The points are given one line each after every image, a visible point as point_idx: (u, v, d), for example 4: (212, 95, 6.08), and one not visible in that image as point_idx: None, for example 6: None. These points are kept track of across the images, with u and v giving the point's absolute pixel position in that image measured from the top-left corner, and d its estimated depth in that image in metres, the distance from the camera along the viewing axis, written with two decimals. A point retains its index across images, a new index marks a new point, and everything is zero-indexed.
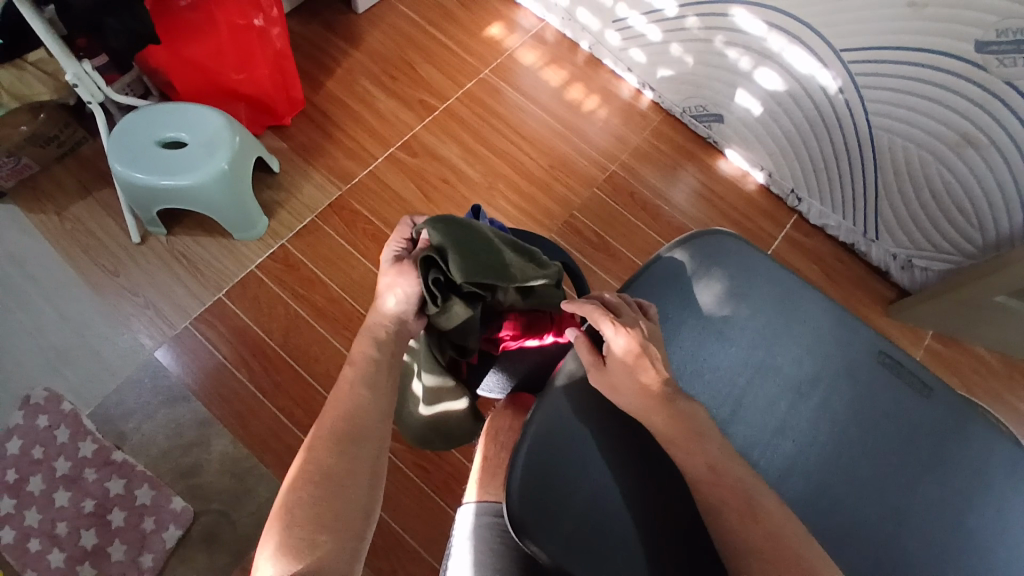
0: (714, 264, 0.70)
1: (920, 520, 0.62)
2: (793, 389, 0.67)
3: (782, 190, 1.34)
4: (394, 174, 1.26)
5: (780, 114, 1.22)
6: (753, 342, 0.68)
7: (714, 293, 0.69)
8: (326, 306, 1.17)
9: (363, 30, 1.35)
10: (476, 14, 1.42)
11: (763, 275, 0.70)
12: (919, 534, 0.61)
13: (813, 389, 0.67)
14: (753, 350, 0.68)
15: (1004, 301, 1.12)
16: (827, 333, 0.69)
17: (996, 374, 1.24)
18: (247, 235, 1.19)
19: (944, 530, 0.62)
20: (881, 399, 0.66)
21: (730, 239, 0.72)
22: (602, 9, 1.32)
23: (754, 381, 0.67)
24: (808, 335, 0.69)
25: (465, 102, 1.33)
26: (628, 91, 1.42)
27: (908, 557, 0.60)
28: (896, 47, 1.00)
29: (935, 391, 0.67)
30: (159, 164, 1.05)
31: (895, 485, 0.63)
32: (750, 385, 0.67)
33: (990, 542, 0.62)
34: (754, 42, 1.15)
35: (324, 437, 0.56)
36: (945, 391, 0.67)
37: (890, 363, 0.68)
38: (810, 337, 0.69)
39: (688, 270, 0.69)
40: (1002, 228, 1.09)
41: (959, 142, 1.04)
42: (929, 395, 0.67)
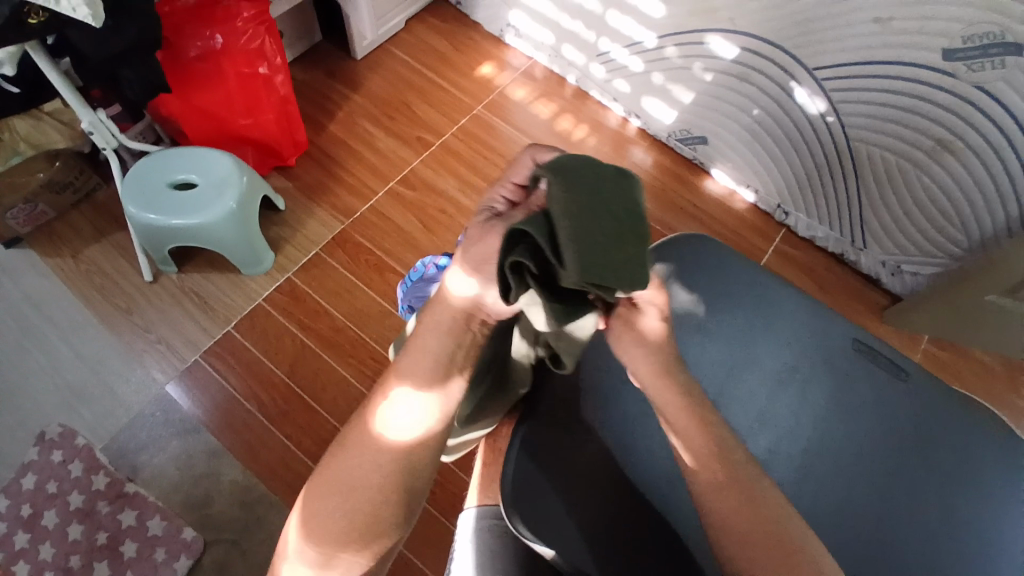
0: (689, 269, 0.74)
1: (903, 495, 0.65)
2: (774, 380, 0.71)
3: (769, 205, 1.38)
4: (394, 207, 1.31)
5: (760, 133, 1.28)
6: (735, 336, 0.73)
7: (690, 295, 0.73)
8: (331, 335, 1.21)
9: (363, 75, 1.44)
10: (468, 56, 1.50)
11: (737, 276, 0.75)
12: (904, 507, 0.65)
13: (792, 377, 0.71)
14: (734, 343, 0.72)
15: (996, 300, 1.14)
16: (803, 325, 0.73)
17: (995, 376, 1.26)
18: (254, 270, 1.24)
19: (927, 503, 0.65)
20: (858, 386, 0.70)
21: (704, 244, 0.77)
22: (586, 45, 1.40)
23: (736, 372, 0.72)
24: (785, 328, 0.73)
25: (460, 137, 1.40)
26: (615, 120, 1.48)
27: (897, 531, 0.64)
28: (866, 61, 1.06)
29: (911, 373, 0.70)
30: (172, 205, 1.12)
31: (877, 463, 0.67)
32: (733, 376, 0.71)
33: (978, 517, 0.64)
34: (730, 66, 1.22)
35: (365, 468, 0.51)
36: (920, 373, 0.71)
37: (865, 350, 0.72)
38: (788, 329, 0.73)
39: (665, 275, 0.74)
40: (987, 228, 1.12)
41: (936, 148, 1.08)
42: (906, 377, 0.70)
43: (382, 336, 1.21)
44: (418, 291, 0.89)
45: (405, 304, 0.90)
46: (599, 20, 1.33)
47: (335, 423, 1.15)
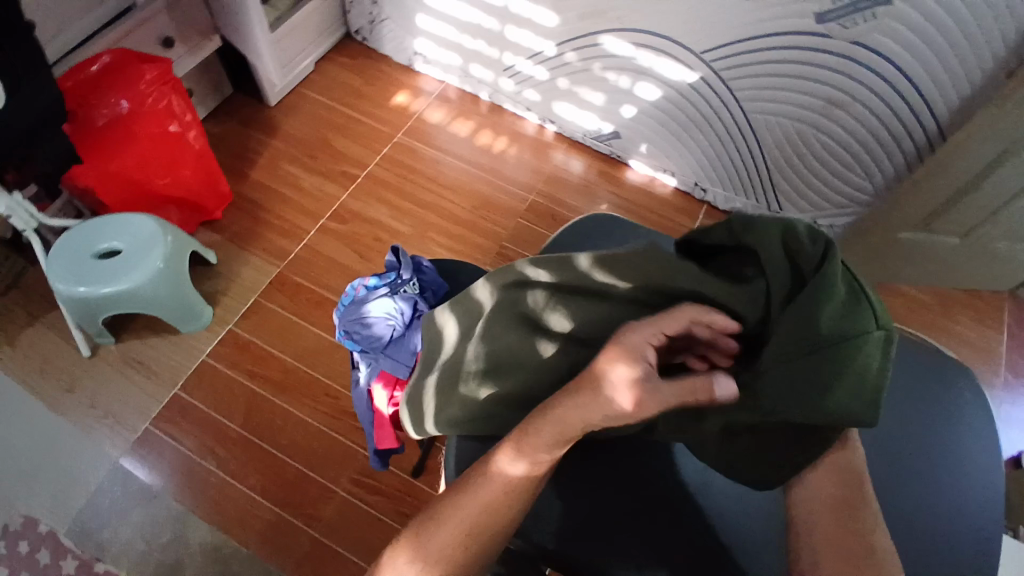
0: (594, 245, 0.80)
1: None
2: None
3: (686, 185, 1.45)
4: (329, 243, 1.32)
5: (666, 119, 1.34)
6: None
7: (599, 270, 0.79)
8: (281, 378, 1.20)
9: (280, 121, 1.46)
10: (381, 88, 1.54)
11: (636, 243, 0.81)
12: None
13: None
14: None
15: (909, 236, 1.23)
16: None
17: (923, 307, 1.33)
18: (194, 326, 1.23)
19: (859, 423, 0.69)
20: None
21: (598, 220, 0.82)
22: (491, 61, 1.45)
23: None
24: None
25: (385, 165, 1.42)
26: (532, 128, 1.53)
27: None
28: (748, 37, 1.12)
29: None
30: (98, 274, 1.10)
31: None
32: None
33: (897, 428, 0.69)
34: (626, 61, 1.28)
35: (465, 526, 0.51)
36: None
37: None
38: None
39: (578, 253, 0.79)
40: (886, 172, 1.20)
41: (827, 106, 1.16)
42: None
43: (333, 370, 1.21)
44: (354, 314, 0.88)
45: (342, 330, 0.88)
46: (498, 36, 1.39)
47: (298, 464, 1.14)
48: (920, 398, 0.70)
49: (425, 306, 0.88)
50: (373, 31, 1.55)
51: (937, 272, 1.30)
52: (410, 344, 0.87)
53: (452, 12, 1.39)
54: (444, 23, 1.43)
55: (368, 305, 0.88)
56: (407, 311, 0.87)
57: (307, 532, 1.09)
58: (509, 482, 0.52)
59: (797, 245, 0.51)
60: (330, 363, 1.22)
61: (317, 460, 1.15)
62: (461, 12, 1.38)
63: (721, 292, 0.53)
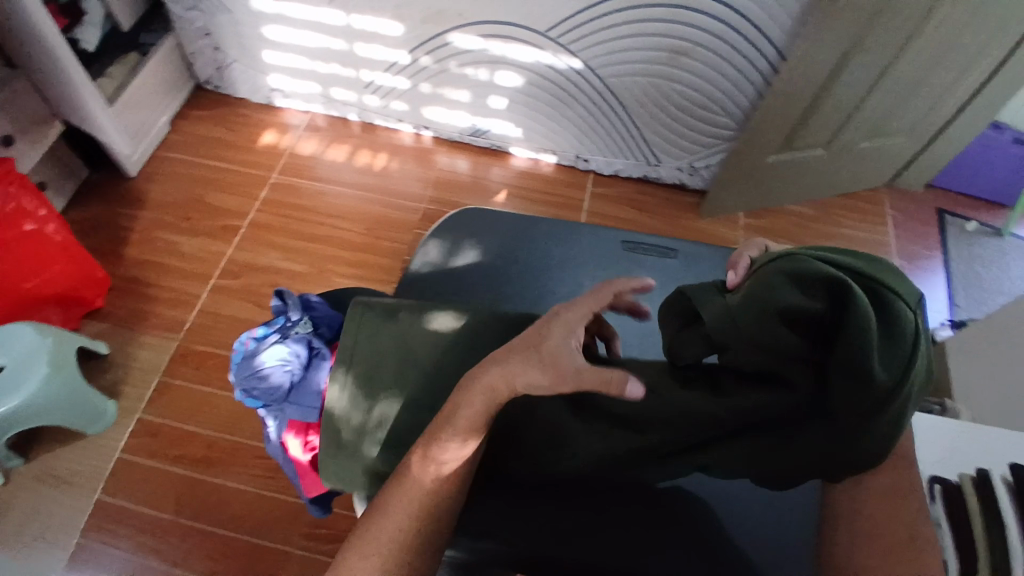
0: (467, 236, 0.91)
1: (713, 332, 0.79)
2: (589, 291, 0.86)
3: (569, 159, 1.48)
4: (226, 302, 1.27)
5: (533, 101, 1.36)
6: (537, 267, 0.88)
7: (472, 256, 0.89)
8: (206, 452, 1.15)
9: (147, 190, 1.39)
10: (246, 132, 1.49)
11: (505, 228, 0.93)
12: None
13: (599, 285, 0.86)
14: (540, 272, 0.88)
15: (776, 159, 1.28)
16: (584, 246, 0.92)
17: (811, 220, 1.40)
18: (103, 424, 1.16)
19: None
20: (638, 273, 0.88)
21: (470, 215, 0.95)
22: (350, 82, 1.43)
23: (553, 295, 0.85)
24: (572, 249, 0.91)
25: (267, 210, 1.38)
26: (409, 137, 1.52)
27: None
28: (584, 8, 1.15)
29: (672, 250, 0.91)
30: None
31: None
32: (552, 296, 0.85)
33: None
34: (479, 55, 1.29)
35: (399, 519, 0.56)
36: (675, 245, 0.93)
37: (630, 246, 0.92)
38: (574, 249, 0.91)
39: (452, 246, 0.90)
40: (742, 104, 1.26)
41: (673, 56, 1.20)
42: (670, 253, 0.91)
43: (259, 430, 1.17)
44: (247, 369, 0.86)
45: (241, 389, 0.86)
46: (350, 55, 1.37)
47: (243, 535, 1.09)
48: None
49: (320, 343, 0.88)
50: (224, 77, 1.50)
51: (812, 185, 1.37)
52: (312, 384, 0.85)
53: (297, 42, 1.36)
54: (293, 54, 1.39)
55: (260, 356, 0.86)
56: (301, 352, 0.86)
57: None
58: (441, 475, 0.57)
59: (793, 292, 0.50)
60: (254, 423, 1.18)
61: (262, 525, 1.11)
62: (307, 40, 1.35)
63: (778, 333, 0.51)
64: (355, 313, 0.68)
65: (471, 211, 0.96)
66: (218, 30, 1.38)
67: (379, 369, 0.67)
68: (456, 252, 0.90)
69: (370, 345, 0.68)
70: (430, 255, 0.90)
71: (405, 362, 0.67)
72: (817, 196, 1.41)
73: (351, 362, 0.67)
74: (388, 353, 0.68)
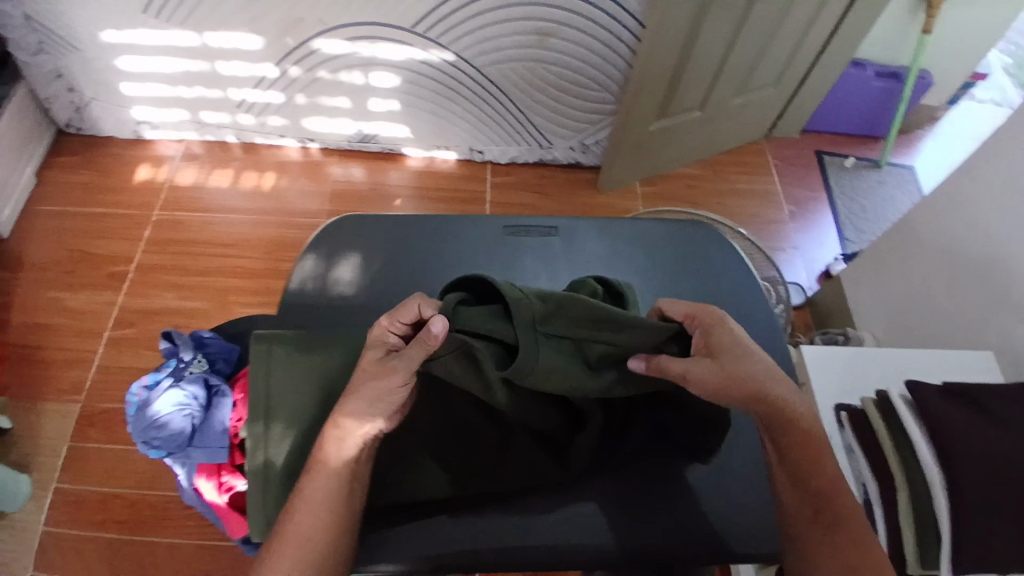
0: (339, 248, 0.77)
1: None
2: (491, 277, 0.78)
3: (464, 153, 1.47)
4: (128, 354, 1.21)
5: (413, 100, 1.35)
6: (424, 259, 0.78)
7: (352, 264, 0.76)
8: (128, 512, 1.09)
9: (20, 249, 1.32)
10: (119, 172, 1.43)
11: (379, 226, 0.80)
12: None
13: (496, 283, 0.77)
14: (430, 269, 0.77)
15: (659, 125, 1.31)
16: (470, 237, 0.80)
17: (703, 179, 1.45)
18: (13, 504, 1.07)
19: None
20: (528, 264, 0.78)
21: (339, 220, 0.80)
22: (221, 103, 1.38)
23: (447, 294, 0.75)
24: (460, 245, 0.79)
25: (155, 250, 1.31)
26: (295, 152, 1.48)
27: None
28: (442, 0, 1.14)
29: (559, 227, 0.82)
30: None
31: None
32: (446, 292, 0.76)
33: None
34: (349, 58, 1.26)
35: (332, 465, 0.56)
36: (566, 223, 0.83)
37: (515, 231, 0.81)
38: (461, 244, 0.80)
39: (323, 263, 0.75)
40: (616, 78, 1.29)
41: (542, 39, 1.21)
42: (557, 231, 0.82)
43: None
44: (144, 420, 0.80)
45: (141, 441, 0.80)
46: (213, 76, 1.32)
47: None
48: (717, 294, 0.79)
49: (219, 380, 0.84)
50: (85, 118, 1.43)
51: (696, 145, 1.41)
52: (216, 423, 0.80)
53: (153, 69, 1.31)
54: (152, 83, 1.34)
55: (154, 406, 0.80)
56: (200, 392, 0.81)
57: None
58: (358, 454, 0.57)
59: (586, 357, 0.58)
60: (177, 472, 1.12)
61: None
62: (158, 64, 1.30)
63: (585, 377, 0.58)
64: (259, 345, 0.63)
65: (339, 218, 0.80)
66: (67, 69, 1.32)
67: (284, 407, 0.63)
68: (335, 263, 0.75)
69: (272, 383, 0.63)
70: (307, 272, 0.74)
71: (307, 392, 0.64)
72: (705, 156, 1.46)
73: (251, 401, 0.63)
74: (293, 393, 0.63)
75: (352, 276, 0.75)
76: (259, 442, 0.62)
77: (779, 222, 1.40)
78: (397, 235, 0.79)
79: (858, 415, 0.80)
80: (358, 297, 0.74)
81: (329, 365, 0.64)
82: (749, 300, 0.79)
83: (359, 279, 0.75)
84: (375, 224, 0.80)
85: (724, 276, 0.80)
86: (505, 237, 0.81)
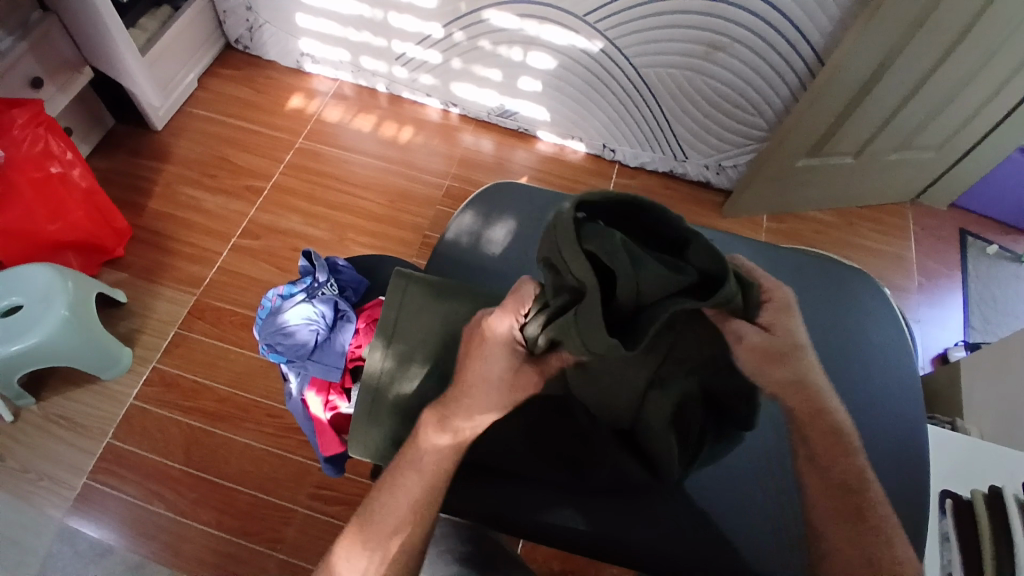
0: (497, 211, 0.79)
1: None
2: None
3: (596, 148, 1.47)
4: (245, 262, 1.28)
5: (562, 86, 1.36)
6: None
7: (505, 228, 0.78)
8: (216, 407, 1.15)
9: (172, 144, 1.42)
10: (273, 94, 1.51)
11: (537, 198, 0.81)
12: None
13: None
14: None
15: (805, 163, 1.27)
16: None
17: (832, 228, 1.40)
18: (114, 371, 1.16)
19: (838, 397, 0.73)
20: None
21: (501, 185, 0.82)
22: (381, 52, 1.44)
23: None
24: None
25: (290, 173, 1.39)
26: (435, 113, 1.52)
27: None
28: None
29: (711, 240, 0.81)
30: (8, 332, 1.02)
31: None
32: None
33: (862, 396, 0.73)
34: (514, 34, 1.29)
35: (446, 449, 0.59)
36: (717, 236, 0.82)
37: None
38: None
39: (480, 221, 0.78)
40: (772, 106, 1.26)
41: (710, 52, 1.20)
42: (708, 244, 0.81)
43: (271, 389, 1.18)
44: (272, 326, 0.84)
45: (265, 344, 0.84)
46: (382, 24, 1.37)
47: (252, 492, 1.09)
48: (862, 343, 0.76)
49: (347, 306, 0.87)
50: (253, 39, 1.52)
51: (835, 193, 1.37)
52: (336, 344, 0.83)
53: (329, 6, 1.38)
54: (324, 20, 1.41)
55: (285, 314, 0.85)
56: (328, 313, 0.85)
57: (269, 555, 1.05)
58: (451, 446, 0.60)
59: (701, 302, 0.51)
60: (267, 382, 1.18)
61: (272, 483, 1.10)
62: (336, 3, 1.36)
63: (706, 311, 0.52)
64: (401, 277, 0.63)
65: (500, 182, 0.82)
66: None
67: (409, 339, 0.61)
68: (491, 224, 0.78)
69: (403, 315, 0.61)
70: (464, 227, 0.78)
71: (433, 330, 0.61)
72: (840, 205, 1.41)
73: (379, 326, 0.61)
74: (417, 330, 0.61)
75: (504, 240, 0.77)
76: (378, 367, 0.61)
77: (905, 291, 1.34)
78: (538, 218, 0.79)
79: (964, 506, 0.82)
80: (507, 260, 0.76)
81: (456, 313, 0.62)
82: (893, 359, 0.76)
83: (509, 244, 0.77)
84: (533, 196, 0.81)
85: (867, 323, 0.78)
86: None
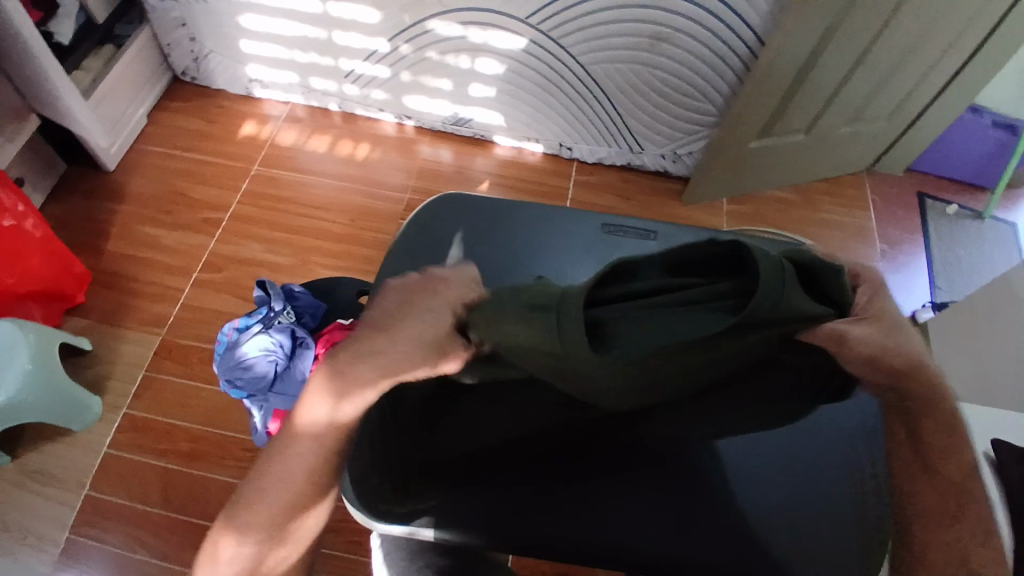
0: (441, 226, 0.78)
1: None
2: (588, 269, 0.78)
3: (553, 148, 1.47)
4: (209, 296, 1.26)
5: (513, 89, 1.36)
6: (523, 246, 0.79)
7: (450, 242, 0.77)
8: (191, 446, 1.14)
9: (126, 183, 1.40)
10: (225, 123, 1.49)
11: (480, 209, 0.81)
12: None
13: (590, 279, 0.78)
14: (527, 256, 0.78)
15: (758, 145, 1.28)
16: (570, 229, 0.81)
17: (792, 205, 1.41)
18: (85, 420, 1.14)
19: None
20: None
21: (443, 199, 0.81)
22: (329, 71, 1.43)
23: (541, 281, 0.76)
24: (557, 235, 0.80)
25: (247, 201, 1.37)
26: (390, 127, 1.52)
27: None
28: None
29: (661, 232, 0.81)
30: None
31: None
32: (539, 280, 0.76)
33: None
34: (460, 42, 1.29)
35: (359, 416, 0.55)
36: (667, 228, 0.82)
37: (615, 229, 0.81)
38: (560, 233, 0.80)
39: (426, 237, 0.78)
40: (721, 92, 1.27)
41: (654, 43, 1.20)
42: (658, 237, 0.81)
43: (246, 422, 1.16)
44: (230, 360, 0.84)
45: (225, 380, 0.84)
46: (327, 43, 1.36)
47: None
48: None
49: (304, 332, 0.86)
50: (200, 69, 1.50)
51: (792, 171, 1.38)
52: (297, 373, 0.83)
53: (273, 30, 1.36)
54: (270, 43, 1.40)
55: (242, 347, 0.84)
56: (285, 341, 0.84)
57: None
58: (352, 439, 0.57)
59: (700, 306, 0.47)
60: (241, 415, 1.17)
61: None
62: (278, 26, 1.35)
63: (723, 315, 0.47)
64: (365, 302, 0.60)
65: (444, 195, 0.82)
66: (194, 20, 1.39)
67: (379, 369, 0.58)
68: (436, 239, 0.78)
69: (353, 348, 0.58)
70: (409, 244, 0.77)
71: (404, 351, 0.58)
72: (798, 182, 1.42)
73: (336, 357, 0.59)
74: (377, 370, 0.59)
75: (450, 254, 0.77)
76: None
77: (870, 260, 1.35)
78: (427, 242, 0.77)
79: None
80: None
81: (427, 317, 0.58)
82: None
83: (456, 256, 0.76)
84: (477, 207, 0.81)
85: None
86: (603, 234, 0.81)
